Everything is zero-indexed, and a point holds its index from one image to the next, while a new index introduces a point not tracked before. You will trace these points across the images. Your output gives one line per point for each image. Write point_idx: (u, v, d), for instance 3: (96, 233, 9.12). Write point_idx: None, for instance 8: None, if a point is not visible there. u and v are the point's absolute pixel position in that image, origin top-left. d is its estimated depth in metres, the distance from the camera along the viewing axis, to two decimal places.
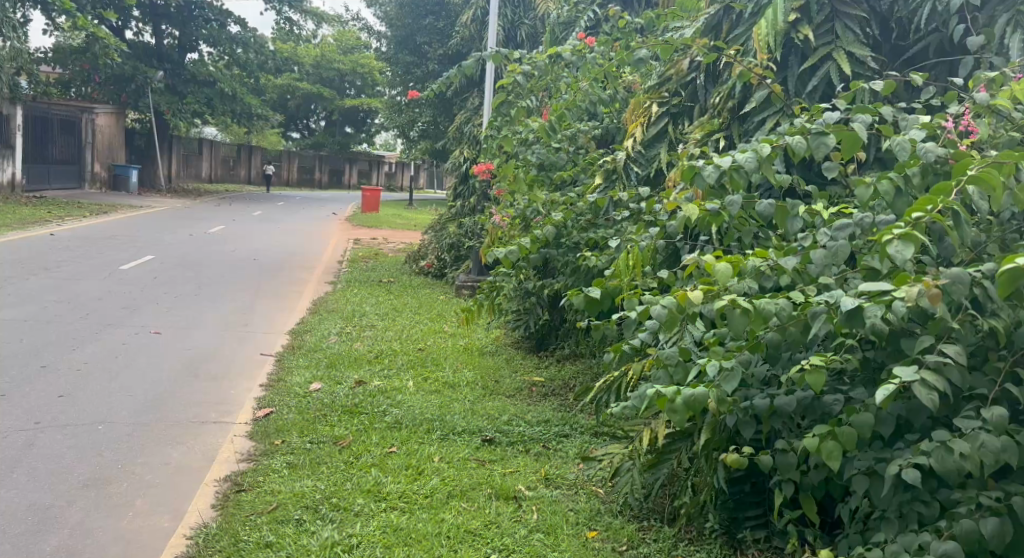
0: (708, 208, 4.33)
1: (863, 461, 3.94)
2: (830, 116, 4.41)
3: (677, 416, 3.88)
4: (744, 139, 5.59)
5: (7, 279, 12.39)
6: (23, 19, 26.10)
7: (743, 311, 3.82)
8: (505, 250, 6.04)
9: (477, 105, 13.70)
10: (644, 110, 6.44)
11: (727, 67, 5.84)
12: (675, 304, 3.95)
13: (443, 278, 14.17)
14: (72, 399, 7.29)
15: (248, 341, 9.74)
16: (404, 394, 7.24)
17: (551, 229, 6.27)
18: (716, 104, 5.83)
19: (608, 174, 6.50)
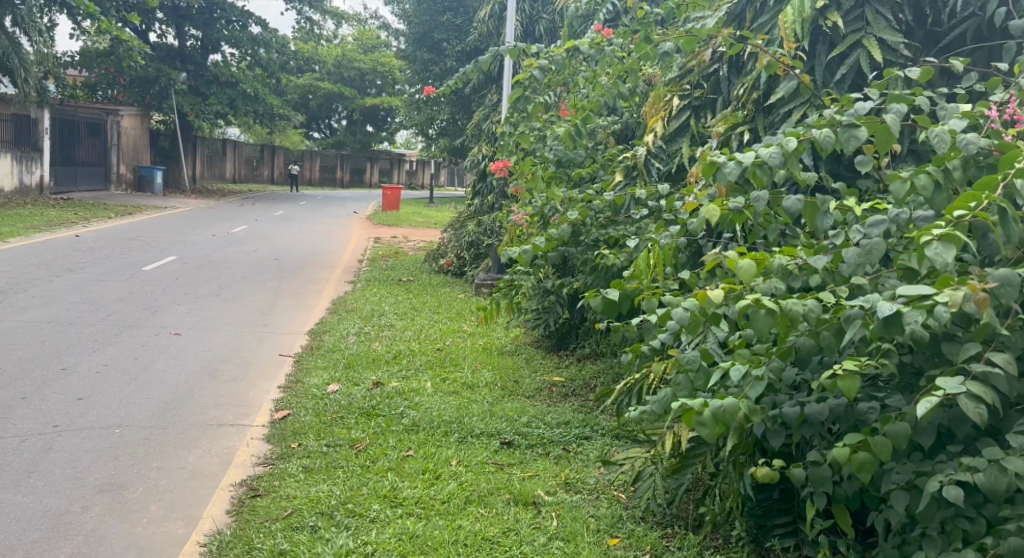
0: (731, 206, 4.19)
1: (903, 475, 3.76)
2: (860, 106, 4.21)
3: (706, 431, 3.70)
4: (771, 132, 5.46)
5: (31, 281, 12.37)
6: (49, 23, 26.25)
7: (768, 313, 3.70)
8: (522, 250, 5.94)
9: (495, 102, 13.58)
10: (665, 104, 6.30)
11: (751, 57, 5.70)
12: (697, 306, 3.81)
13: (462, 276, 14.07)
14: (90, 402, 7.21)
15: (267, 341, 9.65)
16: (422, 395, 7.13)
17: (569, 228, 6.16)
18: (740, 96, 5.70)
19: (629, 171, 6.38)
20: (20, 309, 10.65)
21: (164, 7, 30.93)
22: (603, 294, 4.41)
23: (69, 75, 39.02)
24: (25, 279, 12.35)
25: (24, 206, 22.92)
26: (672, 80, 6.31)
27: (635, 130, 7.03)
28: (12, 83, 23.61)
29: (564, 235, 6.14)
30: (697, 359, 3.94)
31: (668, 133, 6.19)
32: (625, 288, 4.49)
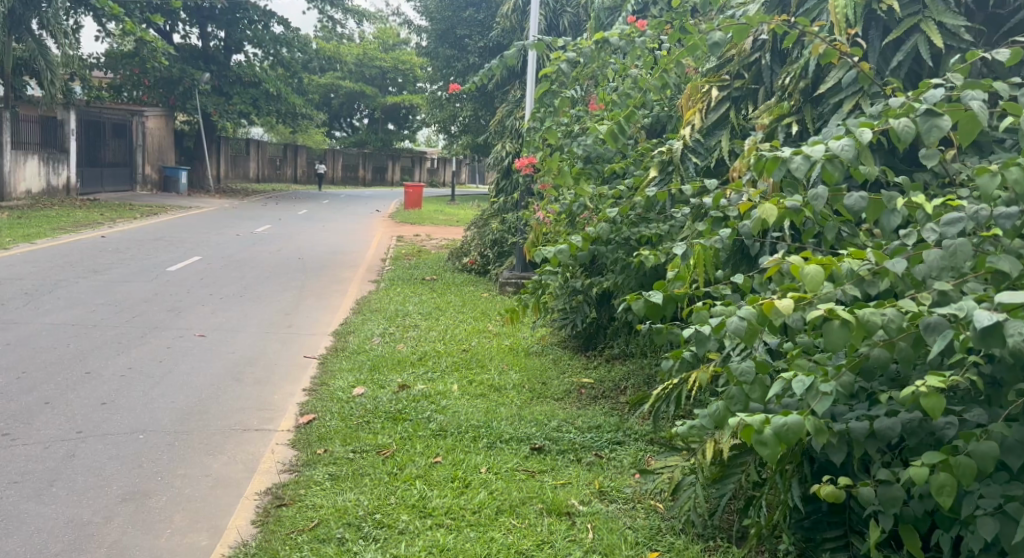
0: (788, 205, 3.90)
1: (990, 500, 3.51)
2: (937, 93, 3.98)
3: (767, 452, 3.40)
4: (820, 124, 5.29)
5: (56, 282, 12.30)
6: (74, 26, 26.32)
7: (842, 323, 3.43)
8: (554, 250, 5.73)
9: (519, 97, 13.39)
10: (701, 95, 6.09)
11: (801, 44, 5.50)
12: (755, 316, 3.55)
13: (486, 275, 13.92)
14: (114, 406, 7.09)
15: (292, 343, 9.52)
16: (449, 398, 6.97)
17: (605, 227, 5.98)
18: (785, 86, 5.51)
19: (663, 166, 6.09)
20: (46, 311, 10.57)
21: (188, 8, 30.95)
22: (646, 298, 4.21)
23: (93, 76, 39.18)
24: (51, 281, 12.28)
25: (51, 207, 22.96)
26: (709, 70, 6.18)
27: (667, 123, 6.79)
28: (38, 85, 23.67)
29: (600, 234, 5.95)
30: (752, 369, 3.74)
31: (706, 126, 5.98)
32: (669, 291, 4.29)
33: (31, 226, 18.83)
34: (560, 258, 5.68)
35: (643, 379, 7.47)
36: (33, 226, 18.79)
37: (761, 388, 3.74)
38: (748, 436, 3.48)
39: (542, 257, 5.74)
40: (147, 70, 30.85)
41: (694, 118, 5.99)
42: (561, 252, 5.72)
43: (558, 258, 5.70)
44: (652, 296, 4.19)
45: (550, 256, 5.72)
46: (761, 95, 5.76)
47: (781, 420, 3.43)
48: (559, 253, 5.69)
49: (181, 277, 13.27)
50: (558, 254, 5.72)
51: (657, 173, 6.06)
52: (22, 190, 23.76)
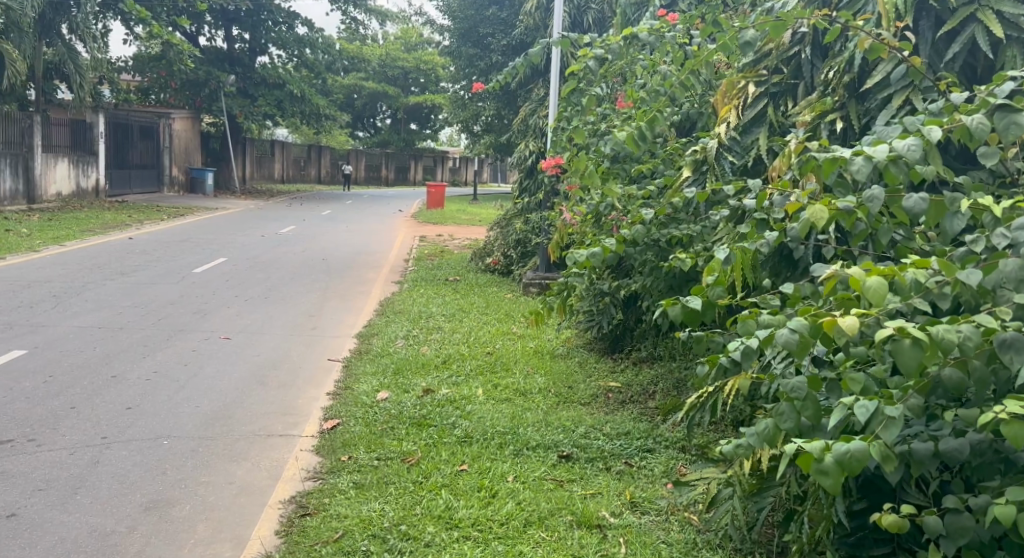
0: (840, 207, 3.74)
1: None
2: (1006, 89, 3.88)
3: (829, 480, 3.13)
4: (867, 121, 5.13)
5: (83, 285, 12.26)
6: (103, 30, 26.42)
7: (913, 342, 3.16)
8: (588, 254, 5.46)
9: (542, 96, 13.25)
10: (737, 91, 5.89)
11: (843, 37, 5.34)
12: (809, 327, 3.32)
13: (509, 275, 13.79)
14: (140, 411, 6.99)
15: (316, 345, 9.41)
16: (475, 403, 6.83)
17: (642, 229, 5.76)
18: (828, 80, 5.35)
19: (698, 166, 5.88)
20: (73, 314, 10.52)
21: (214, 10, 31.01)
22: (683, 302, 4.13)
23: (121, 79, 39.39)
24: (78, 284, 12.25)
25: (80, 209, 23.04)
26: (744, 65, 5.97)
27: (697, 121, 6.62)
28: (67, 88, 23.77)
29: (635, 238, 5.73)
30: (804, 384, 3.49)
31: (743, 124, 5.79)
32: (708, 297, 4.15)
33: (61, 228, 18.87)
34: (593, 261, 5.44)
35: (671, 384, 7.30)
36: (62, 228, 18.84)
37: (814, 406, 3.48)
38: (806, 465, 3.21)
39: (574, 260, 5.49)
40: (174, 73, 30.94)
41: (730, 115, 5.80)
42: (595, 256, 5.46)
43: (591, 262, 5.45)
44: (689, 300, 4.10)
45: (582, 259, 5.46)
46: (801, 91, 5.63)
47: (844, 446, 3.16)
48: (592, 257, 5.43)
49: (207, 279, 13.20)
50: (590, 257, 5.46)
51: (692, 174, 5.86)
52: (52, 192, 23.86)
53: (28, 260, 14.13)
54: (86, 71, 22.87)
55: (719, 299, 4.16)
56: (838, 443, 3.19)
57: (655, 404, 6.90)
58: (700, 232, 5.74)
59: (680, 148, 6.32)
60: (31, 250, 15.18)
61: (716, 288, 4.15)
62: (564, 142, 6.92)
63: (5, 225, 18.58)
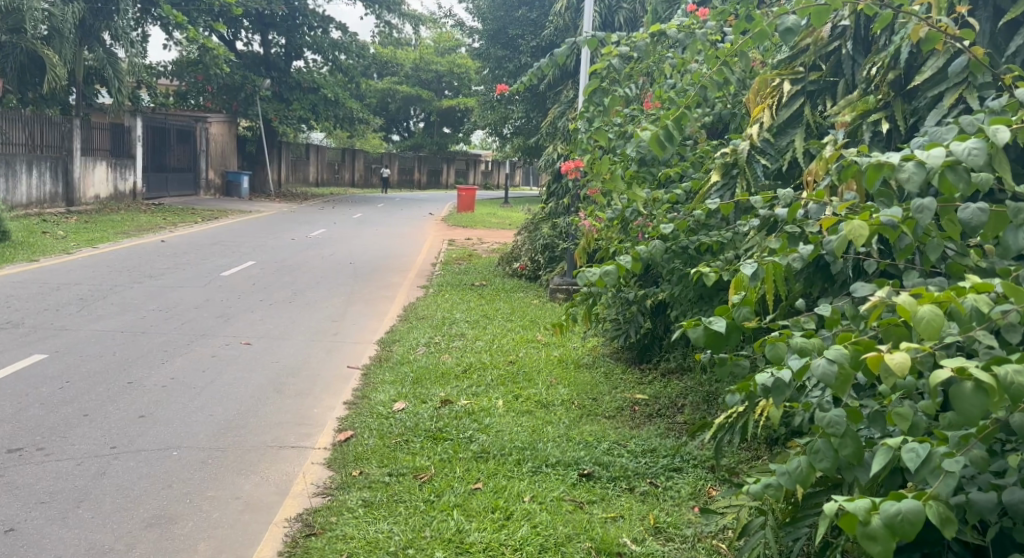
0: (884, 221, 3.41)
1: None
2: None
3: (878, 547, 2.70)
4: (914, 120, 4.82)
5: (110, 288, 12.14)
6: (140, 35, 26.50)
7: (975, 386, 2.79)
8: (602, 271, 4.98)
9: (571, 98, 12.96)
10: (771, 90, 5.61)
11: (887, 33, 5.07)
12: (848, 359, 2.99)
13: (536, 280, 13.54)
14: (153, 417, 6.75)
15: (336, 352, 9.18)
16: (495, 415, 6.59)
17: (661, 244, 5.35)
18: (871, 78, 5.07)
19: (728, 169, 5.62)
20: (98, 317, 10.36)
21: (250, 15, 31.02)
22: (705, 323, 3.72)
23: (159, 84, 39.62)
24: (106, 287, 12.11)
25: (117, 212, 23.03)
26: (779, 61, 5.66)
27: (730, 122, 6.33)
28: (107, 92, 23.80)
29: (653, 256, 5.28)
30: (843, 419, 3.15)
31: (776, 124, 5.50)
32: (732, 318, 3.76)
33: (97, 230, 18.86)
34: (608, 281, 4.94)
35: (699, 396, 7.03)
36: (97, 230, 18.79)
37: (853, 444, 3.14)
38: (850, 526, 2.79)
39: (586, 278, 5.01)
40: (211, 77, 30.98)
41: (765, 112, 5.51)
42: (611, 274, 4.98)
43: (605, 282, 4.95)
44: (711, 322, 3.69)
45: (594, 277, 4.97)
46: (840, 89, 5.32)
47: (894, 506, 2.74)
48: (608, 276, 4.94)
49: (233, 283, 13.05)
50: (605, 278, 4.97)
51: (720, 178, 5.62)
52: (90, 195, 23.89)
53: (59, 262, 14.04)
54: (124, 75, 22.92)
55: (745, 321, 3.75)
56: (887, 502, 2.77)
57: (684, 418, 6.64)
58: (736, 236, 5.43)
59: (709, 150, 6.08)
60: (65, 253, 15.15)
61: (743, 309, 3.75)
62: (587, 145, 6.62)
63: (40, 226, 18.56)
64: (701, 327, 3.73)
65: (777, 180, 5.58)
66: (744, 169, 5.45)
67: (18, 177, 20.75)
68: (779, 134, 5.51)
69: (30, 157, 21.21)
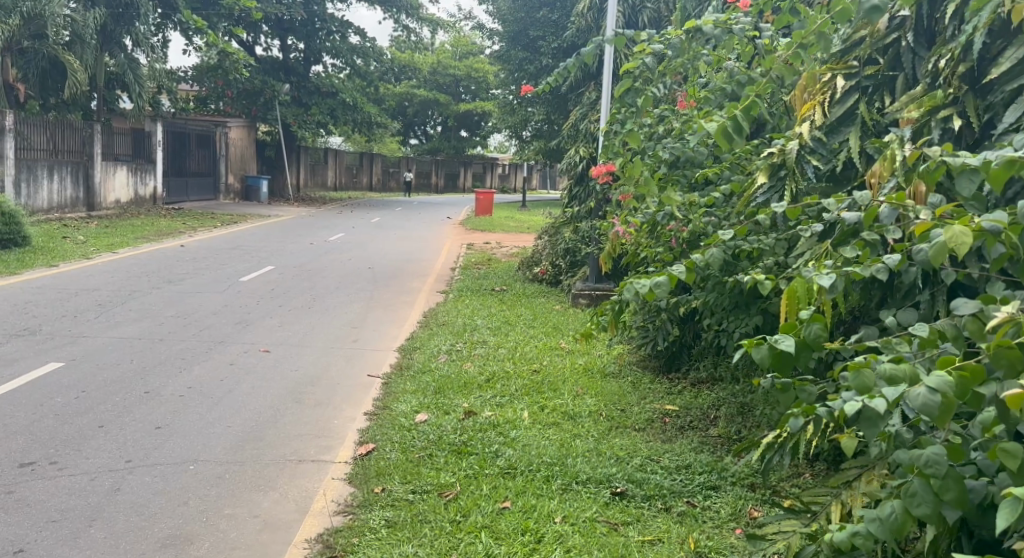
0: (988, 227, 3.18)
1: None
2: None
3: None
4: (989, 116, 4.54)
5: (129, 293, 11.97)
6: (161, 40, 26.46)
7: None
8: (653, 282, 4.66)
9: (594, 99, 12.68)
10: (820, 85, 5.31)
11: (956, 22, 4.77)
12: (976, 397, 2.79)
13: (557, 286, 13.30)
14: (171, 428, 6.45)
15: (356, 359, 8.95)
16: (522, 427, 6.38)
17: (719, 250, 4.93)
18: (939, 70, 4.78)
19: (775, 171, 5.32)
20: (116, 324, 10.16)
21: (269, 19, 30.91)
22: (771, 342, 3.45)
23: (179, 88, 39.62)
24: (124, 292, 11.93)
25: (138, 217, 22.92)
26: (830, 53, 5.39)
27: (768, 123, 6.09)
28: (129, 97, 23.72)
29: (712, 263, 4.90)
30: (943, 458, 3.05)
31: (827, 122, 5.21)
32: (802, 337, 3.50)
33: (117, 235, 18.73)
34: (660, 293, 4.61)
35: (734, 404, 6.89)
36: (117, 235, 18.69)
37: (956, 486, 3.02)
38: None
39: (637, 290, 4.69)
40: (230, 82, 30.88)
41: (815, 110, 5.23)
42: (665, 286, 4.65)
43: (657, 295, 4.64)
44: (780, 341, 3.42)
45: (645, 288, 4.65)
46: (901, 84, 5.06)
47: None
48: (660, 288, 4.62)
49: (253, 288, 12.86)
50: (657, 291, 4.64)
51: (767, 180, 5.32)
52: (111, 200, 23.81)
53: (79, 267, 13.88)
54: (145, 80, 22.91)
55: (817, 338, 3.49)
56: None
57: (718, 431, 6.51)
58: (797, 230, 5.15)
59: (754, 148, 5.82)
60: (85, 258, 15.03)
61: (813, 326, 3.52)
62: (617, 146, 6.37)
63: (61, 231, 18.47)
64: (767, 347, 3.45)
65: (830, 183, 5.25)
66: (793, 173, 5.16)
67: (39, 183, 20.71)
68: (830, 131, 5.21)
69: (52, 162, 21.13)
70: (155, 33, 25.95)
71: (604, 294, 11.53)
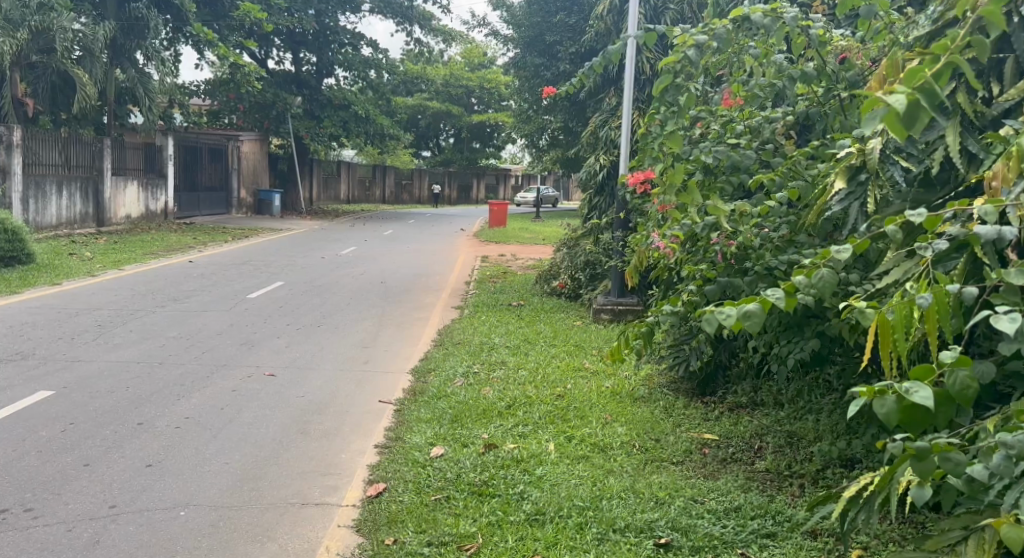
0: None
1: None
2: None
3: None
4: None
5: (132, 308, 11.32)
6: (172, 53, 25.99)
7: None
8: (741, 311, 3.76)
9: (614, 105, 12.01)
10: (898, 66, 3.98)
11: None
12: None
13: (577, 300, 12.68)
14: (163, 466, 5.61)
15: (370, 381, 8.32)
16: (549, 463, 5.81)
17: (831, 272, 3.88)
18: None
19: (857, 174, 4.10)
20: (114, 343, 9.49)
21: (281, 32, 30.46)
22: (909, 393, 2.96)
23: (189, 101, 39.13)
24: (126, 309, 11.28)
25: (149, 233, 22.39)
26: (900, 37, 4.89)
27: (817, 123, 5.57)
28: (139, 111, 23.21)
29: (821, 286, 3.88)
30: None
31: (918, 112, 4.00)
32: (949, 387, 3.02)
33: (125, 251, 18.12)
34: (750, 326, 3.72)
35: (779, 433, 6.61)
36: (125, 251, 18.06)
37: None
38: None
39: (720, 321, 3.81)
40: (242, 95, 30.41)
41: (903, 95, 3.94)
42: (756, 316, 3.74)
43: (746, 328, 3.74)
44: (919, 391, 2.94)
45: (730, 319, 3.77)
46: (1010, 66, 4.18)
47: None
48: (751, 319, 3.72)
49: (262, 304, 12.25)
50: (748, 325, 3.74)
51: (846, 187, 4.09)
52: (121, 215, 23.25)
53: (81, 285, 13.22)
54: (156, 94, 22.47)
55: (962, 388, 3.02)
56: None
57: (765, 466, 6.13)
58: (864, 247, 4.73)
59: (816, 149, 5.25)
60: (89, 275, 14.42)
61: (958, 374, 3.04)
62: (658, 152, 5.93)
63: (68, 248, 17.85)
64: (898, 397, 2.99)
65: (922, 187, 4.08)
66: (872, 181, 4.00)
67: (48, 200, 20.18)
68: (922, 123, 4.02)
69: (60, 178, 20.60)
70: (166, 46, 25.50)
71: (628, 309, 10.90)
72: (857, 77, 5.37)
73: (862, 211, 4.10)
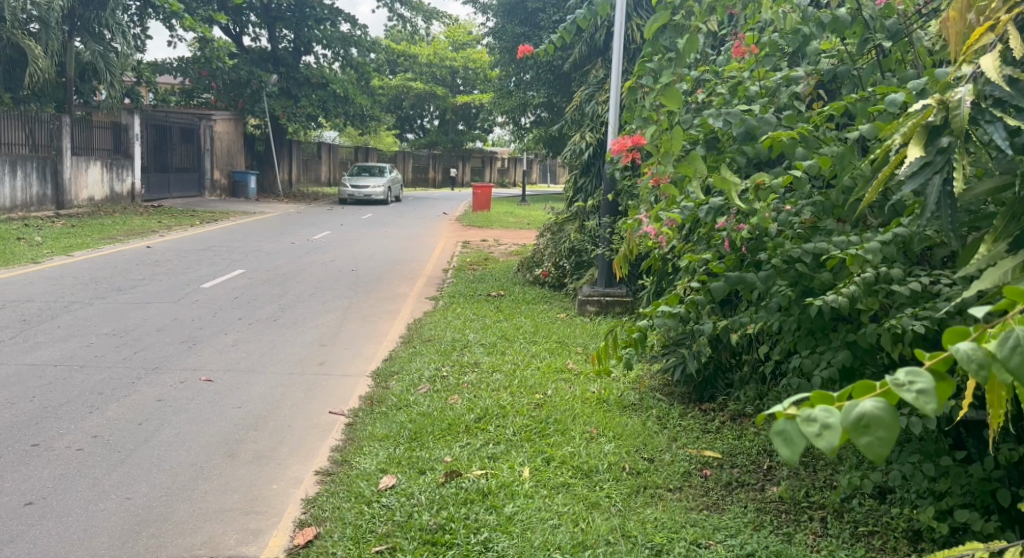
0: None
1: None
2: None
3: None
4: None
5: (67, 299, 10.22)
6: (140, 28, 24.67)
7: None
8: (858, 418, 2.07)
9: (603, 76, 10.94)
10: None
11: None
12: None
13: (561, 289, 11.63)
14: (47, 504, 4.60)
15: (323, 386, 7.28)
16: (522, 497, 4.80)
17: None
18: None
19: (934, 136, 2.73)
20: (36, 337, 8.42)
21: (256, 7, 29.24)
22: None
23: (164, 81, 37.77)
24: (61, 299, 10.17)
25: (111, 215, 21.15)
26: None
27: (844, 84, 4.74)
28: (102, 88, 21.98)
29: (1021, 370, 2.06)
30: None
31: None
32: None
33: (79, 235, 16.95)
34: (872, 448, 2.05)
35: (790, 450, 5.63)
36: (80, 236, 16.92)
37: None
38: None
39: (811, 435, 2.06)
40: (215, 73, 29.10)
41: (1010, 26, 2.73)
42: (889, 430, 2.05)
43: (865, 449, 2.05)
44: None
45: (835, 433, 2.06)
46: None
47: None
48: (879, 438, 2.03)
49: (215, 295, 11.14)
50: (865, 445, 2.06)
51: (922, 154, 2.71)
52: (83, 197, 22.04)
53: (19, 274, 12.12)
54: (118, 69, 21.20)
55: None
56: None
57: (779, 494, 5.11)
58: (910, 235, 4.06)
59: (854, 104, 4.33)
60: (33, 262, 13.31)
61: None
62: (651, 116, 4.96)
63: (17, 232, 16.64)
64: None
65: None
66: (964, 147, 2.66)
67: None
68: None
69: (14, 157, 19.37)
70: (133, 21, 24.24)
71: (615, 300, 9.89)
72: (898, 26, 4.50)
73: (946, 190, 2.72)
